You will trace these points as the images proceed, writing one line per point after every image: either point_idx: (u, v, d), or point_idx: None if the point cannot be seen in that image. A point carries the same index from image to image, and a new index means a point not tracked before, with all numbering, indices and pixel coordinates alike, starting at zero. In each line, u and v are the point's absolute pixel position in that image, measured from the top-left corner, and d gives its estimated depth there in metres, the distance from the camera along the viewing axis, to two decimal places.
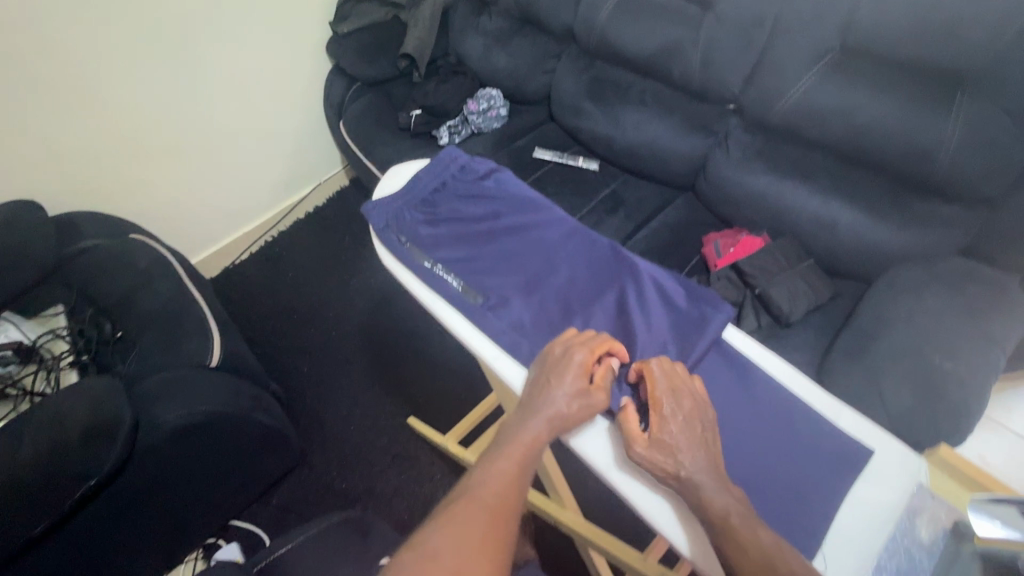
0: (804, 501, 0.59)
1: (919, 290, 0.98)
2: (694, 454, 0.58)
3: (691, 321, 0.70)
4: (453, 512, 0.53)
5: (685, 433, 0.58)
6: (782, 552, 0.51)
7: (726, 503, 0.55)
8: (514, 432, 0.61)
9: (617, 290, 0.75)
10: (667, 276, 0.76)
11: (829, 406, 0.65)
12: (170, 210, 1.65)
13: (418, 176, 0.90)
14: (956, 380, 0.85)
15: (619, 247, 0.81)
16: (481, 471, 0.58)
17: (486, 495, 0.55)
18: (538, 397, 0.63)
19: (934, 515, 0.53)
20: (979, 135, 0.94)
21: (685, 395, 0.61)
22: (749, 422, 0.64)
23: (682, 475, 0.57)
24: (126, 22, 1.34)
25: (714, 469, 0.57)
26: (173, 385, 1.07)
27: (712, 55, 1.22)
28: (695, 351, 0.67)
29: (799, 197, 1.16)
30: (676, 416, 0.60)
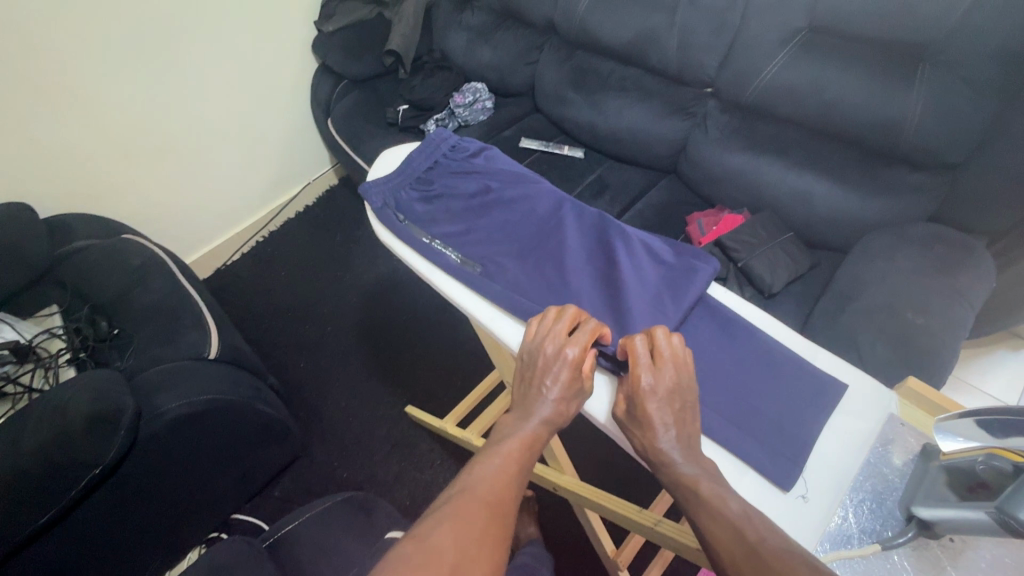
0: (786, 432, 0.60)
1: (891, 254, 1.03)
2: (669, 431, 0.57)
3: (677, 275, 0.73)
4: (456, 507, 0.52)
5: (660, 411, 0.58)
6: (749, 518, 0.49)
7: (696, 475, 0.54)
8: (512, 430, 0.63)
9: (606, 251, 0.78)
10: (654, 238, 0.80)
11: (806, 349, 0.68)
12: (160, 211, 1.66)
13: (411, 156, 0.94)
14: (929, 333, 0.90)
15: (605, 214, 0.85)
16: (479, 466, 0.57)
17: (484, 491, 0.54)
18: (535, 396, 0.64)
19: (905, 442, 0.58)
20: (941, 104, 0.99)
21: (667, 373, 0.59)
22: (727, 363, 0.66)
23: (652, 449, 0.57)
24: (114, 23, 1.35)
25: (688, 444, 0.57)
26: (174, 375, 1.10)
27: (687, 39, 1.27)
28: (683, 300, 0.70)
29: (776, 171, 1.21)
30: (653, 394, 0.58)
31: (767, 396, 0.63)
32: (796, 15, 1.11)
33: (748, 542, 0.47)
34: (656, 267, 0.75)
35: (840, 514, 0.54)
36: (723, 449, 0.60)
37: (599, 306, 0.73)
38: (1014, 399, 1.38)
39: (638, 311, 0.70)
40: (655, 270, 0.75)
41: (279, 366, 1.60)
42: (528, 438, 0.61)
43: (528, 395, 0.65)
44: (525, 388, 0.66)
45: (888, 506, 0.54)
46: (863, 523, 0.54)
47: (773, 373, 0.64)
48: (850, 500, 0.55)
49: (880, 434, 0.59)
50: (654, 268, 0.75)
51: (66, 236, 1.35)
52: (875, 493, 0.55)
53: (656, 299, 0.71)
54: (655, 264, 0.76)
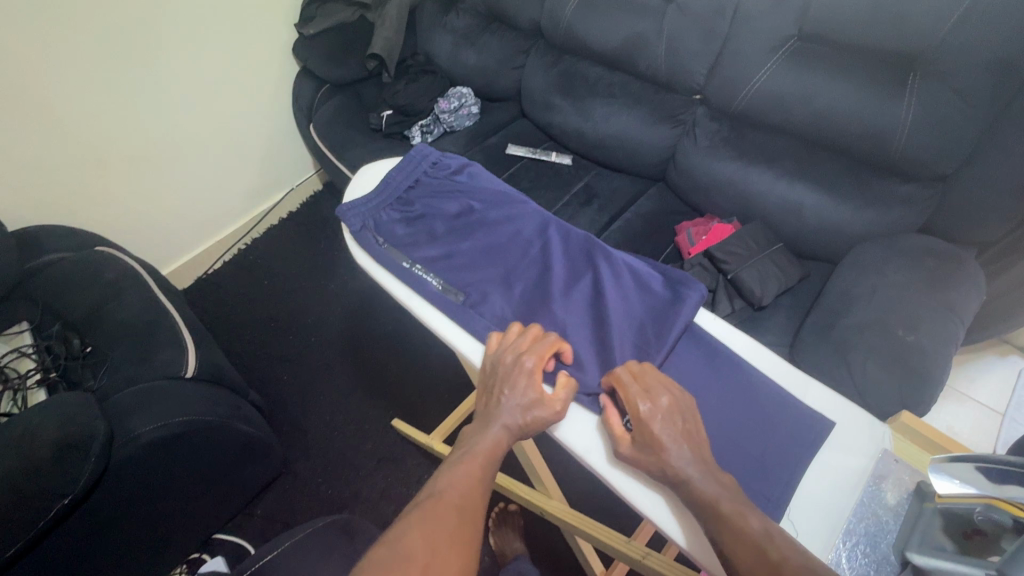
0: (770, 471, 0.58)
1: (881, 267, 1.02)
2: (679, 448, 0.55)
3: (666, 302, 0.71)
4: (421, 513, 0.52)
5: (668, 428, 0.55)
6: (773, 538, 0.48)
7: (715, 491, 0.52)
8: (474, 440, 0.61)
9: (592, 276, 0.75)
10: (641, 261, 0.78)
11: (795, 379, 0.66)
12: (135, 220, 1.60)
13: (391, 176, 0.90)
14: (920, 350, 0.88)
15: (591, 236, 0.82)
16: (444, 474, 0.57)
17: (451, 496, 0.55)
18: (494, 405, 0.63)
19: (898, 479, 0.56)
20: (930, 115, 0.98)
21: (660, 392, 0.58)
22: (712, 396, 0.64)
23: (671, 472, 0.54)
24: (82, 25, 1.29)
25: (701, 458, 0.55)
26: (149, 397, 1.06)
27: (675, 47, 1.25)
28: (671, 330, 0.67)
29: (766, 181, 1.19)
30: (655, 416, 0.56)
31: (755, 432, 0.61)
32: (786, 23, 1.09)
33: (770, 561, 0.46)
34: (643, 294, 0.73)
35: (832, 559, 0.53)
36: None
37: (583, 336, 0.70)
38: (1001, 406, 1.38)
39: (624, 342, 0.68)
40: (643, 298, 0.73)
41: (261, 379, 1.56)
42: (488, 446, 0.59)
43: (489, 405, 0.64)
44: (487, 398, 0.65)
45: (882, 549, 0.53)
46: (857, 569, 0.52)
47: (759, 406, 0.62)
48: (843, 543, 0.54)
49: (872, 471, 0.57)
50: (642, 297, 0.73)
51: (38, 249, 1.30)
52: (868, 536, 0.54)
53: (642, 331, 0.70)
54: (642, 292, 0.73)
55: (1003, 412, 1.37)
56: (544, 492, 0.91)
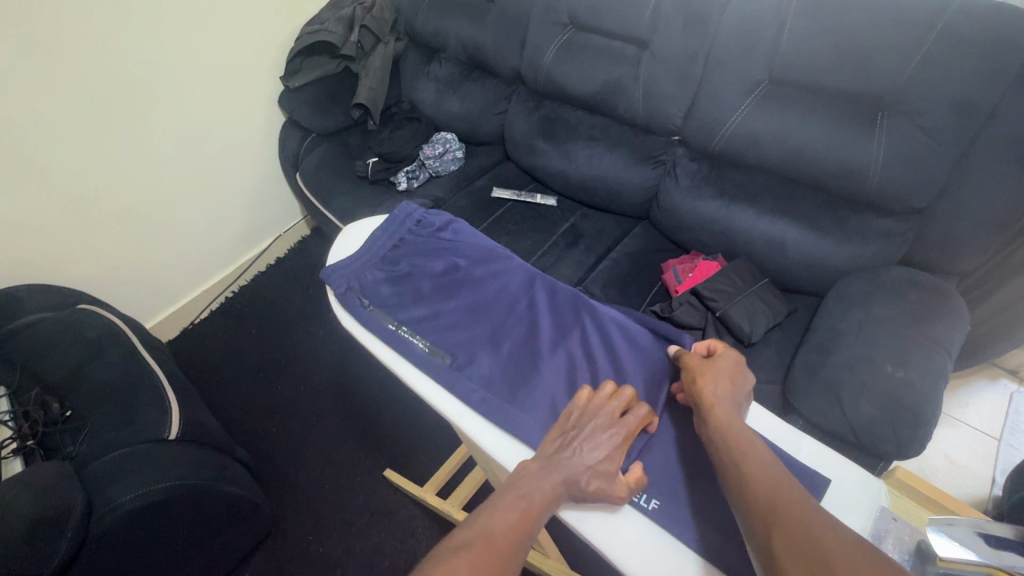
0: None
1: (866, 302, 1.03)
2: (734, 390, 0.63)
3: (657, 362, 0.72)
4: (465, 553, 0.51)
5: (736, 375, 0.64)
6: (791, 483, 0.52)
7: (745, 432, 0.58)
8: (535, 481, 0.59)
9: (580, 334, 0.76)
10: (628, 317, 0.79)
11: (788, 437, 0.64)
12: (120, 275, 1.59)
13: (375, 236, 0.91)
14: (910, 387, 0.88)
15: (577, 292, 0.83)
16: (494, 514, 0.56)
17: (496, 543, 0.53)
18: (565, 454, 0.61)
19: (898, 537, 0.56)
20: (900, 153, 1.01)
21: (746, 367, 0.67)
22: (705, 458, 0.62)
23: (715, 392, 0.62)
24: (68, 88, 1.31)
25: (740, 409, 0.62)
26: (130, 463, 1.02)
27: (652, 91, 1.28)
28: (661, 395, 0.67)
29: (748, 219, 1.21)
30: (732, 363, 0.66)
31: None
32: (757, 67, 1.13)
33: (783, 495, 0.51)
34: (633, 351, 0.74)
35: None
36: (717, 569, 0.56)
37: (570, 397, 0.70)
38: (996, 431, 1.38)
39: None
40: (633, 356, 0.73)
41: (248, 433, 1.52)
42: (547, 499, 0.57)
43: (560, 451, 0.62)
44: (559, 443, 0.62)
45: None
46: None
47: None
48: None
49: (873, 533, 0.56)
50: (631, 356, 0.73)
51: (17, 310, 1.27)
52: None
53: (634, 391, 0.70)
54: (633, 348, 0.74)
55: (999, 437, 1.37)
56: (542, 551, 0.93)
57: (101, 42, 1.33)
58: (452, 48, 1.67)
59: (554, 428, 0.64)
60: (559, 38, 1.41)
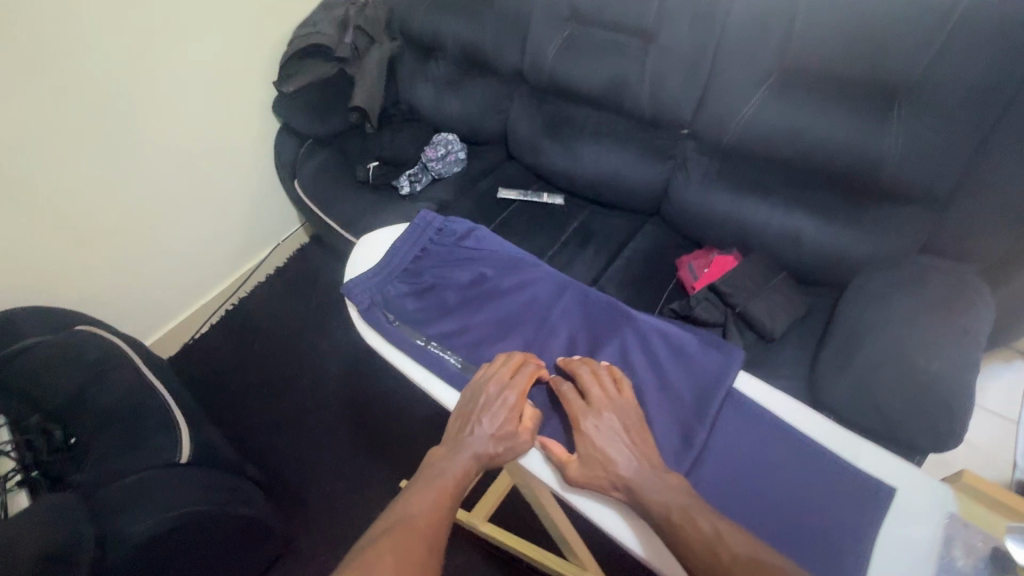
0: (832, 544, 0.60)
1: (891, 293, 1.02)
2: (620, 457, 0.63)
3: (702, 370, 0.73)
4: (387, 539, 0.57)
5: (606, 439, 0.65)
6: (722, 538, 0.55)
7: (662, 500, 0.59)
8: (445, 463, 0.67)
9: (619, 343, 0.77)
10: (668, 324, 0.80)
11: (849, 444, 0.68)
12: (117, 293, 1.54)
13: (397, 247, 0.92)
14: (943, 380, 0.87)
15: (611, 299, 0.84)
16: (412, 498, 0.63)
17: (418, 523, 0.60)
18: (470, 432, 0.69)
19: (970, 545, 0.61)
20: (919, 142, 0.99)
21: (603, 409, 0.67)
22: (767, 473, 0.65)
23: (619, 481, 0.62)
24: (56, 103, 1.26)
25: (642, 465, 0.63)
26: (141, 489, 0.98)
27: (659, 86, 1.26)
28: (710, 406, 0.70)
29: (763, 213, 1.20)
30: (596, 430, 0.66)
31: (811, 507, 0.63)
32: (769, 58, 1.10)
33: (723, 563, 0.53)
34: (677, 360, 0.75)
35: None
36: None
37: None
38: (1014, 414, 1.38)
39: (661, 413, 0.71)
40: (681, 367, 0.74)
41: (258, 450, 1.49)
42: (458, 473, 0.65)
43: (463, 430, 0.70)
44: (462, 423, 0.71)
45: None
46: None
47: (812, 478, 0.65)
48: None
49: (945, 538, 0.61)
50: (680, 366, 0.75)
51: (13, 334, 1.21)
52: None
53: (681, 399, 0.72)
54: (679, 358, 0.75)
55: (1016, 420, 1.37)
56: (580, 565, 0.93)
57: (88, 55, 1.28)
58: (449, 48, 1.63)
59: (456, 415, 0.72)
60: (561, 35, 1.37)
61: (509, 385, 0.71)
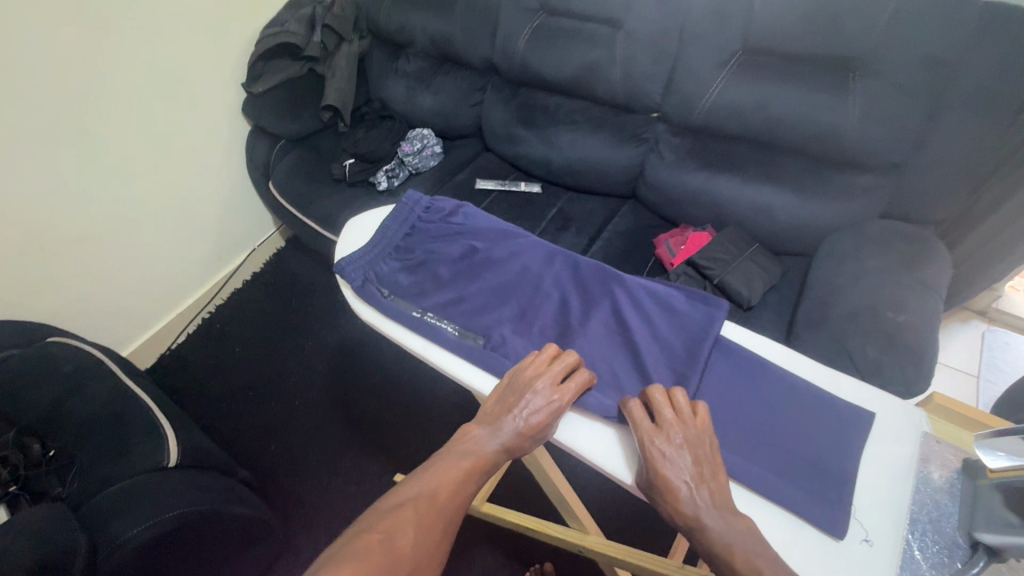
0: (824, 469, 0.65)
1: (858, 254, 1.08)
2: (688, 490, 0.59)
3: (693, 322, 0.78)
4: (410, 509, 0.58)
5: (676, 469, 0.60)
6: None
7: (727, 539, 0.56)
8: (474, 445, 0.67)
9: (610, 303, 0.82)
10: (656, 284, 0.84)
11: (830, 381, 0.75)
12: (88, 304, 1.49)
13: (386, 226, 0.95)
14: (910, 329, 0.93)
15: (599, 264, 0.88)
16: (437, 472, 0.63)
17: (441, 500, 0.60)
18: (505, 418, 0.68)
19: (945, 460, 0.66)
20: (875, 111, 1.06)
21: (676, 433, 0.62)
22: (759, 415, 0.70)
23: (680, 515, 0.59)
24: (17, 106, 1.21)
25: (711, 501, 0.59)
26: (130, 496, 0.97)
27: (630, 70, 1.30)
28: (701, 353, 0.74)
29: (734, 187, 1.25)
30: (666, 457, 0.61)
31: (804, 438, 0.68)
32: (731, 38, 1.15)
33: None
34: (667, 315, 0.80)
35: (905, 550, 0.59)
36: (780, 506, 0.62)
37: (612, 361, 0.76)
38: (974, 368, 1.47)
39: (654, 363, 0.75)
40: (670, 321, 0.79)
41: (246, 454, 1.46)
42: (484, 459, 0.65)
43: (497, 415, 0.69)
44: (498, 408, 0.70)
45: (948, 533, 0.60)
46: (931, 558, 0.58)
47: (796, 415, 0.69)
48: (913, 535, 0.60)
49: (918, 456, 0.66)
50: (668, 319, 0.80)
51: None
52: (933, 522, 0.61)
53: (672, 351, 0.76)
54: (667, 313, 0.80)
55: (977, 373, 1.45)
56: (579, 528, 0.94)
57: (52, 57, 1.23)
58: (420, 43, 1.64)
59: (493, 397, 0.71)
60: (531, 24, 1.40)
61: (558, 387, 0.69)
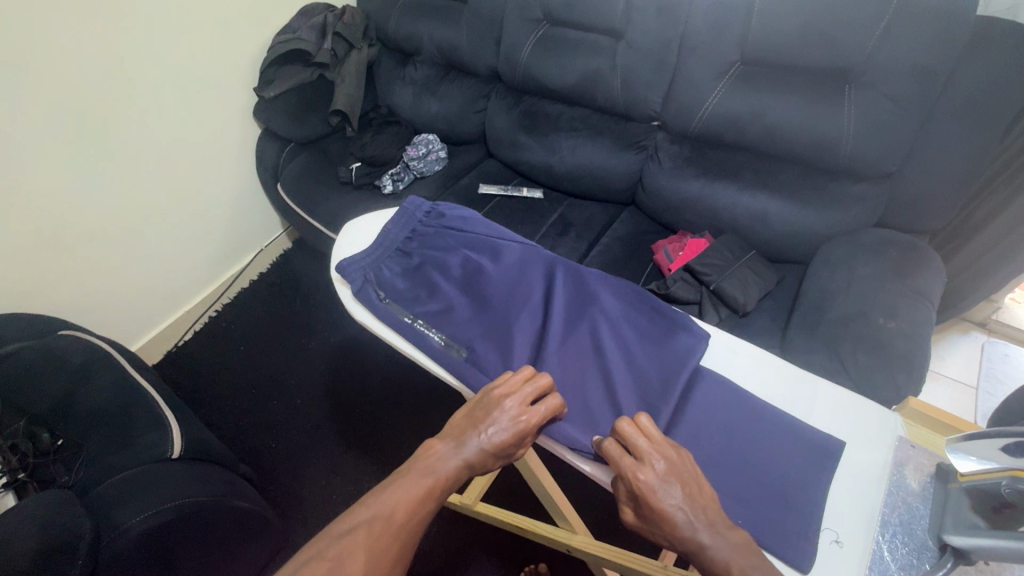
0: (792, 488, 0.66)
1: (851, 262, 1.10)
2: (684, 514, 0.60)
3: (673, 353, 0.79)
4: (367, 531, 0.61)
5: (668, 496, 0.60)
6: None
7: (728, 557, 0.57)
8: (438, 463, 0.69)
9: (590, 326, 0.84)
10: (637, 313, 0.86)
11: (808, 390, 0.77)
12: (98, 301, 1.53)
13: (388, 228, 0.98)
14: (900, 336, 0.94)
15: (586, 287, 0.89)
16: (399, 491, 0.66)
17: (398, 520, 0.63)
18: (470, 437, 0.70)
19: (919, 464, 0.69)
20: (869, 122, 1.07)
21: (657, 459, 0.63)
22: (736, 432, 0.71)
23: (684, 543, 0.59)
24: (36, 108, 1.26)
25: (707, 521, 0.59)
26: (134, 486, 0.99)
27: (630, 80, 1.33)
28: (674, 388, 0.75)
29: (731, 195, 1.26)
30: (654, 486, 0.61)
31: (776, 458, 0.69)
32: (729, 49, 1.18)
33: None
34: (645, 343, 0.82)
35: (876, 551, 0.62)
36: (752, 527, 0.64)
37: (584, 381, 0.78)
38: (973, 379, 1.47)
39: (625, 396, 0.76)
40: (648, 348, 0.81)
41: (247, 450, 1.48)
42: (447, 476, 0.68)
43: (464, 433, 0.71)
44: (465, 424, 0.72)
45: (919, 536, 0.63)
46: (901, 559, 0.62)
47: (774, 428, 0.71)
48: (884, 537, 0.64)
49: (894, 461, 0.69)
50: (646, 346, 0.81)
51: None
52: (903, 525, 0.65)
53: (645, 380, 0.78)
54: (646, 340, 0.82)
55: (976, 384, 1.46)
56: (568, 527, 0.95)
57: (71, 63, 1.29)
58: (426, 51, 1.68)
59: (462, 413, 0.73)
60: (534, 34, 1.44)
61: (527, 408, 0.70)
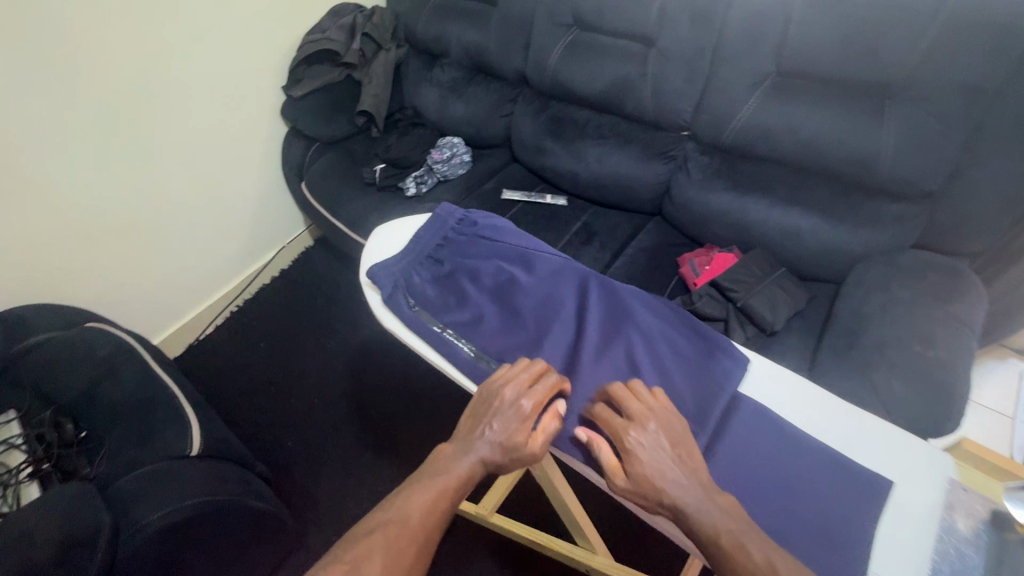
0: (837, 526, 0.64)
1: (887, 284, 1.05)
2: (670, 473, 0.63)
3: (710, 373, 0.77)
4: (383, 535, 0.61)
5: (653, 454, 0.64)
6: None
7: (717, 526, 0.59)
8: (448, 464, 0.69)
9: (625, 342, 0.82)
10: (675, 331, 0.84)
11: (853, 423, 0.73)
12: (125, 293, 1.56)
13: (419, 235, 0.97)
14: (940, 366, 0.90)
15: (621, 301, 0.87)
16: (413, 495, 0.65)
17: (414, 524, 0.62)
18: (477, 433, 0.70)
19: (972, 509, 0.66)
20: (911, 140, 1.03)
21: (646, 421, 0.67)
22: (778, 464, 0.68)
23: (666, 500, 0.62)
24: (72, 103, 1.29)
25: (693, 483, 0.62)
26: (154, 482, 1.00)
27: (660, 88, 1.30)
28: (710, 413, 0.73)
29: (762, 210, 1.23)
30: (641, 443, 0.65)
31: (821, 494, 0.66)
32: (765, 59, 1.14)
33: None
34: (682, 363, 0.79)
35: None
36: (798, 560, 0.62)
37: None
38: (1011, 409, 1.41)
39: None
40: (685, 369, 0.79)
41: (264, 447, 1.50)
42: (460, 475, 0.67)
43: (471, 431, 0.71)
44: (472, 421, 0.72)
45: None
46: None
47: (818, 462, 0.68)
48: None
49: (945, 503, 0.66)
50: (682, 367, 0.79)
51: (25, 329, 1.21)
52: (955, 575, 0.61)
53: (684, 402, 0.75)
54: (683, 360, 0.80)
55: (1013, 415, 1.39)
56: (590, 547, 0.96)
57: (107, 59, 1.31)
58: (454, 53, 1.68)
59: (468, 413, 0.73)
60: (564, 39, 1.42)
61: (528, 391, 0.72)
